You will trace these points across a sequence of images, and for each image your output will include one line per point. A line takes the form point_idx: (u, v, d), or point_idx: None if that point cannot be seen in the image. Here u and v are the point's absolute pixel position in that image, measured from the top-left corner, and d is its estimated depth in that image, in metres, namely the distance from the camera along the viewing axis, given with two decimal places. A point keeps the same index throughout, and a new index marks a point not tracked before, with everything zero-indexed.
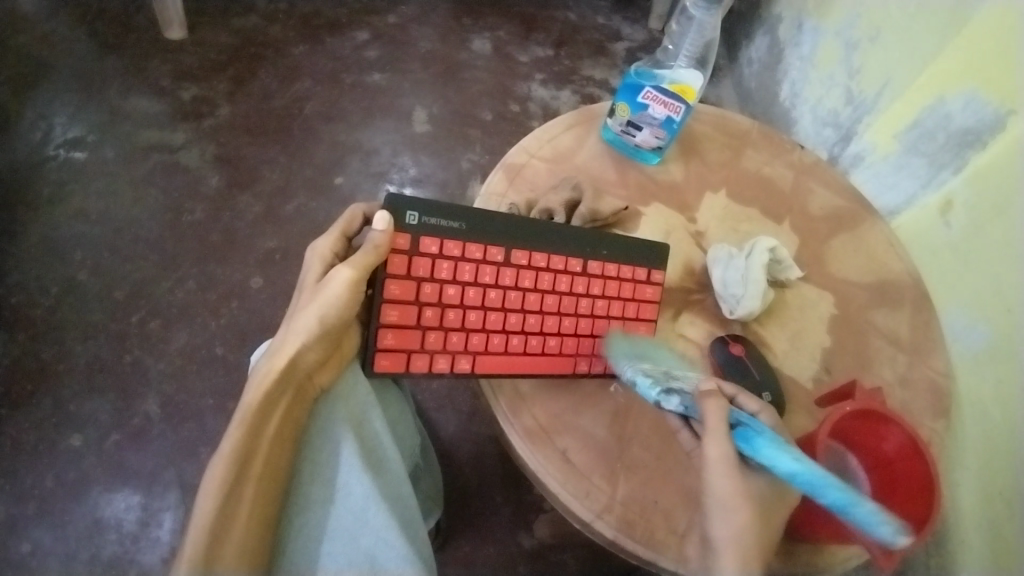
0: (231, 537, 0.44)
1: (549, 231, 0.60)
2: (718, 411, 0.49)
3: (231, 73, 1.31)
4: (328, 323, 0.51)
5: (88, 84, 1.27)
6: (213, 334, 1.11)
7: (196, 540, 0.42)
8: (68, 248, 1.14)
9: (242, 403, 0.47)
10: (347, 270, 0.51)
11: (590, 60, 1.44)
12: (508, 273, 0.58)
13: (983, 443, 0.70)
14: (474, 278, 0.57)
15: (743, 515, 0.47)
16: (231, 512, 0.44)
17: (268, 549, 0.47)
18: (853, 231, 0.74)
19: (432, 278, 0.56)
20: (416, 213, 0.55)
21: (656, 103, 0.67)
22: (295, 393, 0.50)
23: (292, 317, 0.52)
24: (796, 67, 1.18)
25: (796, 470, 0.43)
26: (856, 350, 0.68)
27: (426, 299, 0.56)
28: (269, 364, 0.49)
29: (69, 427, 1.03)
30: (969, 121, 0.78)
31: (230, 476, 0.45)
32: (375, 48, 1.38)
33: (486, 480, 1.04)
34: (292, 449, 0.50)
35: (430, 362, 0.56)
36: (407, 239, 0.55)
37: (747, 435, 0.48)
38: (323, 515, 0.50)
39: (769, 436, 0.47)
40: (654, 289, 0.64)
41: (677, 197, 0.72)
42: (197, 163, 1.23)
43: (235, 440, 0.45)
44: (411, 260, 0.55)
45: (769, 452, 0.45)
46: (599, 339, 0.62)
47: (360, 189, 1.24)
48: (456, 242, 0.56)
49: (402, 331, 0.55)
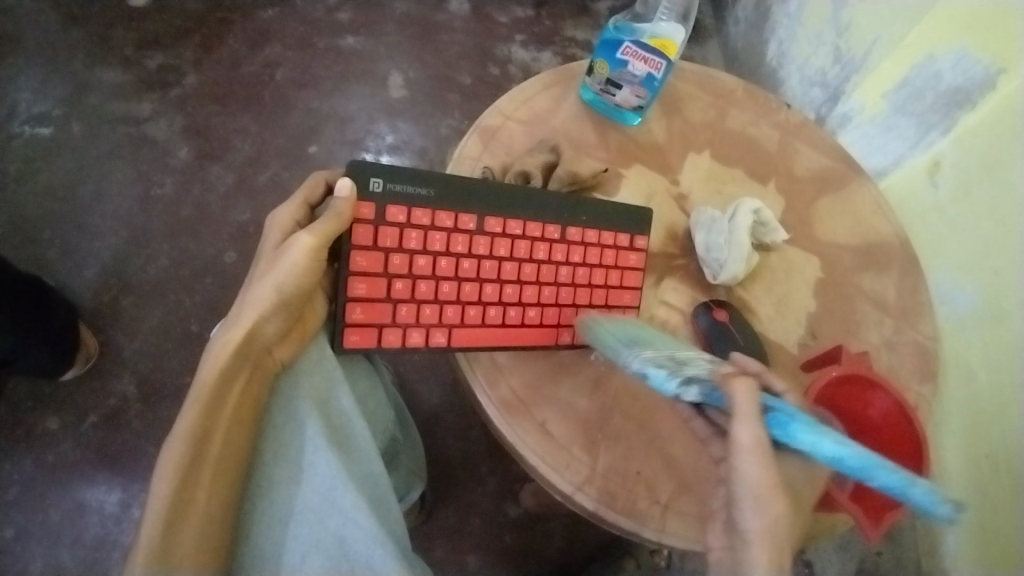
0: (187, 523, 0.42)
1: (524, 195, 0.58)
2: (752, 395, 0.42)
3: (198, 40, 1.25)
4: (288, 294, 0.49)
5: (50, 55, 1.21)
6: (189, 311, 1.08)
7: (151, 527, 0.41)
8: (35, 227, 1.10)
9: (196, 381, 0.45)
10: (306, 237, 0.48)
11: (572, 20, 1.39)
12: (482, 241, 0.56)
13: (969, 405, 0.70)
14: (445, 247, 0.54)
15: (777, 503, 0.43)
16: (187, 496, 0.42)
17: (229, 532, 0.45)
18: (840, 193, 0.72)
19: (401, 248, 0.53)
20: (380, 180, 0.52)
21: (637, 59, 0.65)
22: (253, 369, 0.48)
23: (249, 287, 0.49)
24: (783, 25, 1.14)
25: (837, 467, 0.38)
26: (842, 313, 0.67)
27: (395, 271, 0.53)
28: (224, 338, 0.47)
29: (45, 410, 1.00)
30: (959, 79, 0.76)
31: (185, 459, 0.43)
32: (348, 10, 1.32)
33: (471, 452, 1.03)
34: (253, 428, 0.48)
35: (403, 336, 0.53)
36: (372, 209, 0.52)
37: (781, 421, 0.41)
38: (288, 495, 0.48)
39: (807, 424, 0.40)
40: (637, 256, 0.62)
41: (659, 159, 0.70)
42: (165, 135, 1.18)
43: (190, 421, 0.43)
44: (377, 231, 0.52)
45: (808, 440, 0.39)
46: (582, 309, 0.59)
47: (336, 157, 1.20)
48: (425, 209, 0.53)
49: (372, 305, 0.52)
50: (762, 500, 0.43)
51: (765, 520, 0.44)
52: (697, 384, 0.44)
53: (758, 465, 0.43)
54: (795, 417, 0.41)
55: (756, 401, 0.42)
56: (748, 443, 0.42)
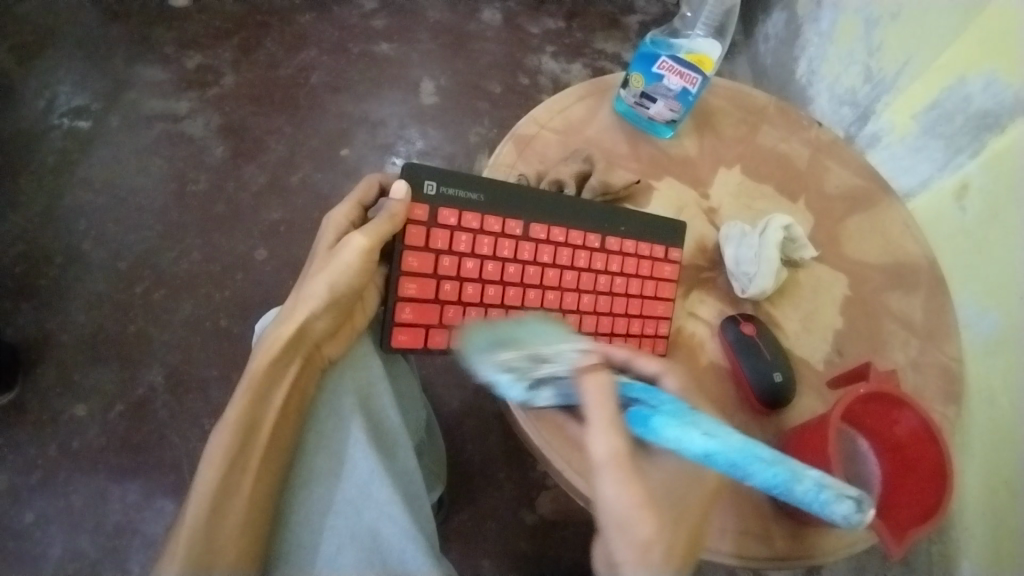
0: (233, 507, 0.46)
1: (567, 203, 0.59)
2: (605, 394, 0.46)
3: (237, 41, 1.29)
4: (338, 293, 0.51)
5: (93, 50, 1.25)
6: (219, 306, 1.10)
7: (200, 506, 0.45)
8: (72, 218, 1.13)
9: (248, 371, 0.49)
10: (360, 238, 0.50)
11: (603, 32, 1.41)
12: (527, 247, 0.57)
13: (989, 429, 0.70)
14: (492, 251, 0.56)
15: (645, 524, 0.45)
16: (233, 482, 0.46)
17: (270, 518, 0.49)
18: (869, 212, 0.72)
19: (451, 250, 0.54)
20: (434, 183, 0.54)
21: (672, 74, 0.66)
22: (302, 362, 0.51)
23: (304, 282, 0.52)
24: (813, 43, 1.15)
25: (709, 449, 0.44)
26: (869, 332, 0.67)
27: (444, 273, 0.54)
28: (277, 332, 0.50)
29: (73, 397, 1.03)
30: (988, 103, 0.76)
31: (233, 446, 0.47)
32: (383, 17, 1.35)
33: (489, 456, 1.04)
34: (298, 420, 0.51)
35: (448, 338, 0.55)
36: (426, 211, 0.54)
37: (642, 415, 0.46)
38: (329, 487, 0.50)
39: (669, 413, 0.46)
40: (672, 267, 0.63)
41: (690, 172, 0.71)
42: (202, 133, 1.21)
43: (239, 409, 0.48)
44: (429, 232, 0.54)
45: (673, 434, 0.44)
46: (619, 317, 0.60)
47: (367, 160, 1.22)
48: (475, 213, 0.55)
49: (422, 306, 0.54)
50: (625, 522, 0.45)
51: (634, 544, 0.45)
52: (554, 384, 0.48)
53: (620, 484, 0.45)
54: (658, 409, 0.46)
55: (607, 400, 0.46)
56: (605, 457, 0.45)
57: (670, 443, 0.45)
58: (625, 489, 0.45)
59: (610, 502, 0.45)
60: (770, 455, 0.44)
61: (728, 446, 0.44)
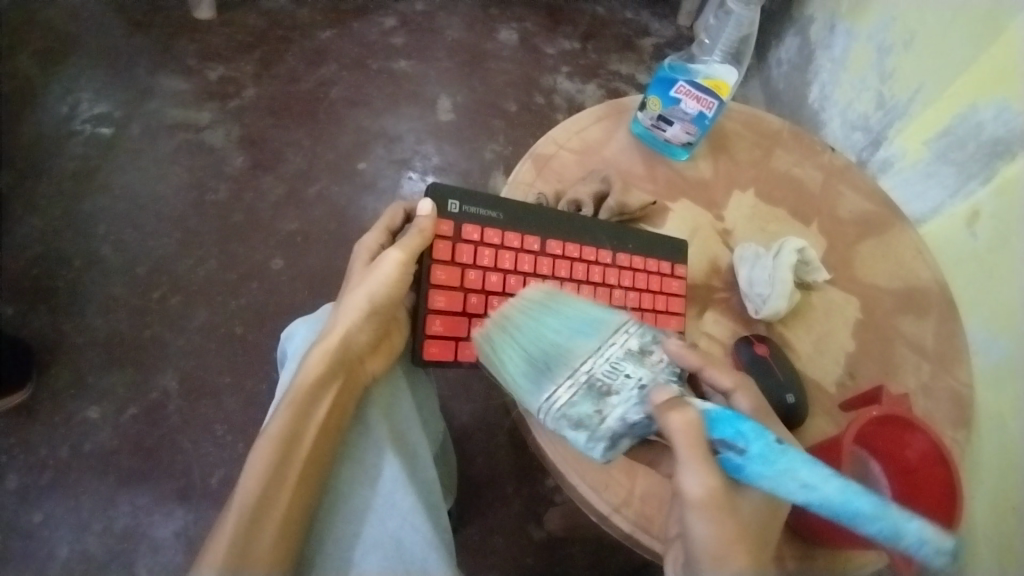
0: (270, 517, 0.47)
1: (579, 223, 0.62)
2: (687, 428, 0.43)
3: (259, 54, 1.32)
4: (377, 303, 0.55)
5: (117, 59, 1.28)
6: (234, 313, 1.12)
7: (240, 518, 0.46)
8: (91, 222, 1.15)
9: (293, 386, 0.52)
10: (397, 252, 0.54)
11: (617, 54, 1.43)
12: (546, 261, 0.60)
13: (999, 456, 0.70)
14: (513, 265, 0.58)
15: (738, 558, 0.45)
16: (271, 491, 0.47)
17: (305, 530, 0.49)
18: (881, 236, 0.73)
19: (475, 264, 0.57)
20: (457, 201, 0.57)
21: (689, 98, 0.67)
22: (347, 378, 0.54)
23: (343, 300, 0.56)
24: (826, 68, 1.16)
25: (810, 498, 0.39)
26: (881, 356, 0.67)
27: (470, 286, 0.57)
28: (322, 348, 0.54)
29: (86, 400, 1.04)
30: (999, 131, 0.77)
31: (275, 458, 0.49)
32: (402, 34, 1.38)
33: (497, 470, 1.04)
34: (338, 432, 0.52)
35: (476, 350, 0.56)
36: (450, 226, 0.57)
37: (734, 456, 0.43)
38: (359, 497, 0.51)
39: (759, 451, 0.41)
40: (679, 282, 0.64)
41: (705, 194, 0.72)
42: (222, 143, 1.23)
43: (282, 422, 0.50)
44: (454, 246, 0.57)
45: (770, 480, 0.40)
46: None
47: (383, 174, 1.24)
48: (495, 229, 0.58)
49: (450, 318, 0.55)
50: (719, 558, 0.45)
51: None
52: (625, 437, 0.45)
53: (707, 521, 0.45)
54: (748, 447, 0.42)
55: (690, 437, 0.43)
56: (696, 493, 0.44)
57: (767, 485, 0.41)
58: (712, 524, 0.45)
59: (698, 540, 0.46)
60: (875, 504, 0.38)
61: (827, 495, 0.38)
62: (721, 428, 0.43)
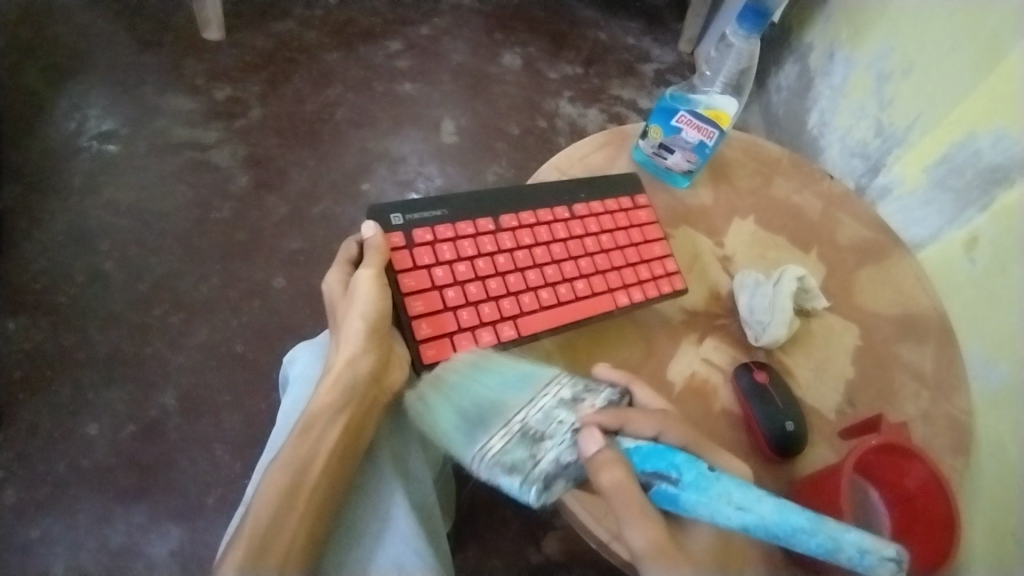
0: (278, 543, 0.47)
1: (523, 195, 0.68)
2: (623, 479, 0.45)
3: (265, 75, 1.34)
4: (374, 321, 0.56)
5: (126, 77, 1.30)
6: (235, 331, 1.12)
7: (249, 545, 0.47)
8: (96, 237, 1.16)
9: (306, 412, 0.53)
10: (367, 270, 0.57)
11: (619, 79, 1.46)
12: (506, 236, 0.64)
13: (998, 484, 0.69)
14: (477, 249, 0.63)
15: None
16: (280, 519, 0.48)
17: (315, 557, 0.49)
18: (880, 264, 0.74)
19: (439, 262, 0.61)
20: (398, 214, 0.61)
21: (690, 127, 0.68)
22: (364, 402, 0.55)
23: (337, 330, 0.57)
24: (825, 96, 1.18)
25: (747, 521, 0.44)
26: (881, 383, 0.67)
27: (441, 283, 0.60)
28: (331, 376, 0.55)
29: (85, 416, 1.03)
30: (997, 158, 0.78)
31: (285, 485, 0.49)
32: (407, 57, 1.41)
33: (496, 492, 1.04)
34: (348, 457, 0.52)
35: (474, 337, 0.59)
36: (401, 236, 0.60)
37: (669, 492, 0.46)
38: (364, 522, 0.52)
39: (692, 485, 0.46)
40: (647, 212, 0.71)
41: (705, 221, 0.73)
42: (227, 162, 1.25)
43: (292, 448, 0.51)
44: (412, 253, 0.60)
45: (707, 510, 0.45)
46: (621, 269, 0.67)
47: (387, 195, 1.25)
48: (446, 225, 0.62)
49: (433, 317, 0.58)
50: None
51: None
52: (559, 478, 0.48)
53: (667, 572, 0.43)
54: (683, 482, 0.46)
55: (626, 482, 0.45)
56: (644, 544, 0.44)
57: (705, 516, 0.45)
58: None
59: None
60: (809, 521, 0.44)
61: (764, 516, 0.44)
62: (653, 463, 0.47)
